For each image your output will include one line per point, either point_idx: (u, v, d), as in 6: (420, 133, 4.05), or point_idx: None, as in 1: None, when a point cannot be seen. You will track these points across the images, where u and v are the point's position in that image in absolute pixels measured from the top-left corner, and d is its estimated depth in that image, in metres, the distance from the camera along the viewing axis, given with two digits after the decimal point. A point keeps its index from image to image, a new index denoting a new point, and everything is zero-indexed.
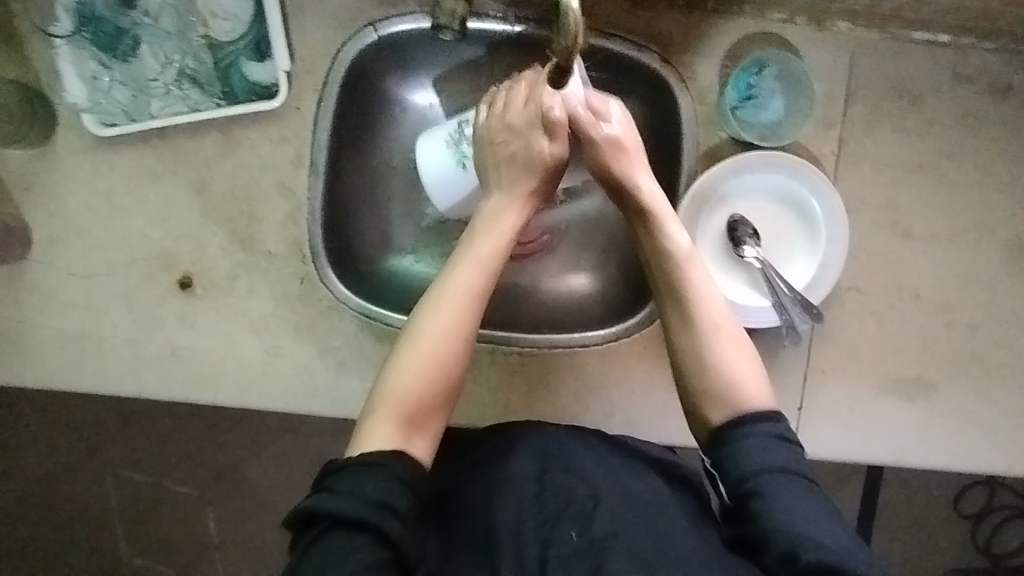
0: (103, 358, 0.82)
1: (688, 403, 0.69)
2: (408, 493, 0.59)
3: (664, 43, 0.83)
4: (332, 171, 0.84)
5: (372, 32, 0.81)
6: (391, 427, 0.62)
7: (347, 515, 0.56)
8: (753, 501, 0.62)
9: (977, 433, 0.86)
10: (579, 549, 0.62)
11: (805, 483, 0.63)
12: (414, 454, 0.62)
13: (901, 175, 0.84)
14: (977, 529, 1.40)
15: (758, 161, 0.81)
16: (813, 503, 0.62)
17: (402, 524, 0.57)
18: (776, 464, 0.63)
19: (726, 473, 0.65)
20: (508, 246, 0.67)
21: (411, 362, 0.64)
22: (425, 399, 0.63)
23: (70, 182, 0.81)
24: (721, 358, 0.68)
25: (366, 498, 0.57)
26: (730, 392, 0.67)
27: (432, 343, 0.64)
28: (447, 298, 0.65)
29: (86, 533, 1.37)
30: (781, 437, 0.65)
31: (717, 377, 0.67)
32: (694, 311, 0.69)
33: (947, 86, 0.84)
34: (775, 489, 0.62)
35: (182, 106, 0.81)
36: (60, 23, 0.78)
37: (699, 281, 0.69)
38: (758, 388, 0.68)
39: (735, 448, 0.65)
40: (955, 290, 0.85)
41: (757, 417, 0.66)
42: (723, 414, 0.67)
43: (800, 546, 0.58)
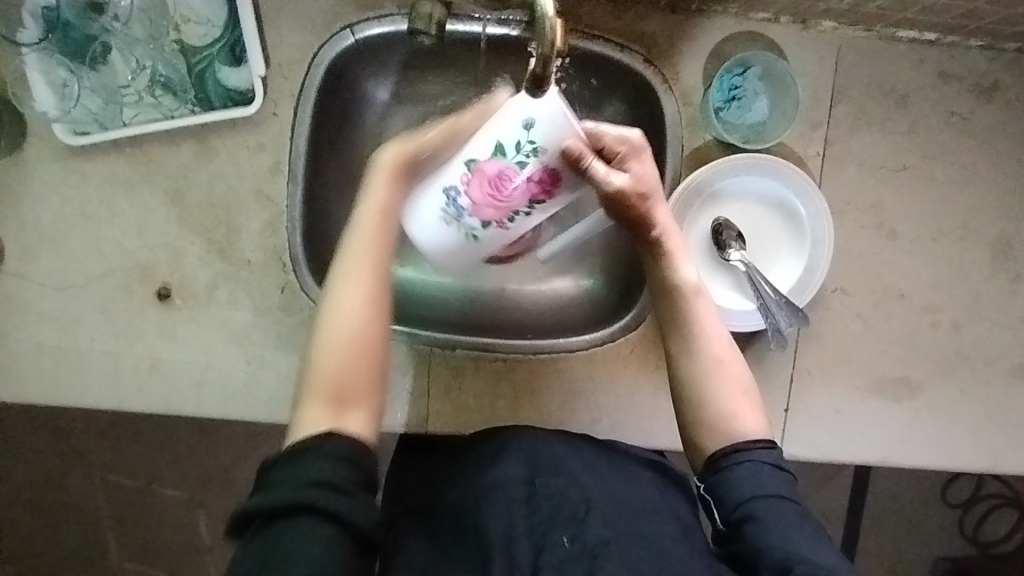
0: (81, 371, 0.80)
1: (685, 432, 0.69)
2: (350, 464, 0.54)
3: (646, 44, 0.82)
4: (312, 177, 0.82)
5: (349, 35, 0.79)
6: (321, 410, 0.57)
7: (286, 504, 0.51)
8: (746, 526, 0.60)
9: (962, 432, 0.86)
10: (572, 555, 0.59)
11: (799, 510, 0.62)
12: (346, 430, 0.56)
13: (886, 175, 0.84)
14: (965, 519, 1.41)
15: (744, 162, 0.80)
16: (807, 529, 0.60)
17: (353, 501, 0.52)
18: (770, 489, 0.62)
19: (720, 499, 0.64)
20: (387, 214, 0.64)
21: (331, 341, 0.59)
22: (352, 374, 0.58)
23: (43, 193, 0.80)
24: (719, 387, 0.67)
25: (303, 482, 0.52)
26: (728, 422, 0.66)
27: (348, 316, 0.60)
28: (350, 272, 0.61)
29: (74, 540, 1.36)
30: (777, 466, 0.64)
31: (714, 409, 0.66)
32: (697, 340, 0.68)
33: (932, 85, 0.83)
34: (769, 514, 0.60)
35: (155, 113, 0.79)
36: (27, 30, 0.76)
37: (704, 309, 0.69)
38: (756, 420, 0.67)
39: (730, 474, 0.64)
40: (941, 290, 0.85)
41: (753, 445, 0.64)
42: (720, 441, 0.66)
43: (794, 563, 0.56)
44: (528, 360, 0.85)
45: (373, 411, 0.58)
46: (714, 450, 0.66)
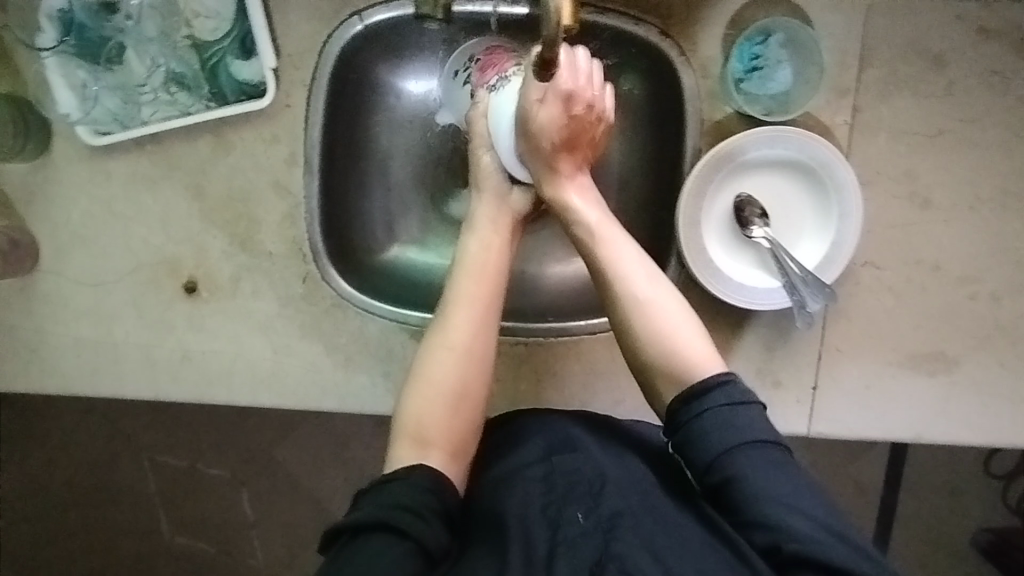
0: (118, 363, 0.83)
1: (643, 382, 0.69)
2: (433, 498, 0.60)
3: (662, 14, 0.78)
4: (329, 166, 0.83)
5: (358, 22, 0.79)
6: (409, 448, 0.64)
7: (373, 520, 0.57)
8: (727, 490, 0.60)
9: (1002, 406, 0.83)
10: (586, 530, 0.59)
11: (773, 451, 0.61)
12: (430, 463, 0.63)
13: (920, 142, 0.80)
14: (1009, 489, 1.37)
15: (767, 136, 0.77)
16: (788, 482, 0.59)
17: (429, 525, 0.58)
18: (737, 440, 0.60)
19: (691, 461, 0.62)
20: (494, 268, 0.72)
21: (428, 391, 0.67)
22: (440, 425, 0.65)
23: (71, 193, 0.82)
24: (656, 328, 0.67)
25: (390, 503, 0.59)
26: (671, 360, 0.66)
27: (446, 366, 0.67)
28: (455, 318, 0.69)
29: (127, 517, 1.43)
30: (737, 405, 0.62)
31: (656, 351, 0.67)
32: (618, 287, 0.69)
33: (970, 43, 0.78)
34: (746, 475, 0.59)
35: (172, 110, 0.80)
36: (46, 34, 0.77)
37: (613, 253, 0.70)
38: (705, 353, 0.66)
39: (691, 433, 0.62)
40: (979, 260, 0.81)
41: (707, 387, 0.63)
42: (674, 384, 0.66)
43: (782, 539, 0.56)
44: (551, 344, 0.85)
45: (454, 451, 0.65)
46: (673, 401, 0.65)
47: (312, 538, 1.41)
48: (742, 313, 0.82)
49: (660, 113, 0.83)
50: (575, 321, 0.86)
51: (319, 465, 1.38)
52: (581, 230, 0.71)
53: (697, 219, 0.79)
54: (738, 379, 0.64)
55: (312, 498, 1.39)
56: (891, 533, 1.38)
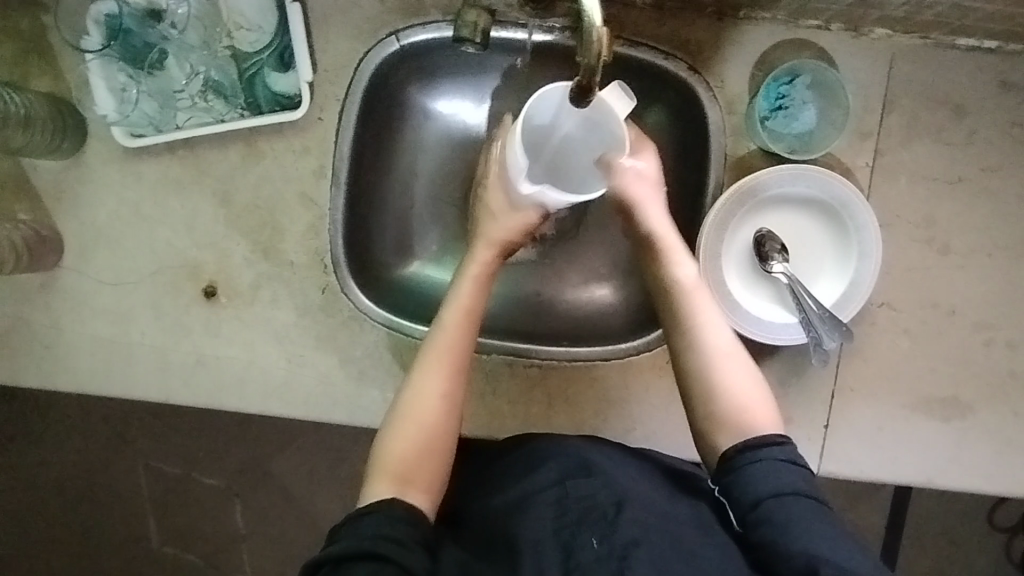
0: (131, 364, 0.83)
1: (699, 427, 0.69)
2: (412, 528, 0.60)
3: (691, 51, 0.80)
4: (355, 181, 0.84)
5: (394, 42, 0.81)
6: (386, 483, 0.64)
7: (355, 551, 0.57)
8: (764, 526, 0.60)
9: (1013, 455, 0.82)
10: (601, 556, 0.58)
11: (818, 506, 0.61)
12: (408, 500, 0.63)
13: (939, 188, 0.81)
14: (1012, 543, 1.35)
15: (791, 173, 0.79)
16: (828, 527, 0.59)
17: (411, 552, 0.58)
18: (784, 485, 0.62)
19: (736, 500, 0.64)
20: (472, 321, 0.70)
21: (405, 428, 0.66)
22: (416, 464, 0.65)
23: (100, 192, 0.83)
24: (724, 383, 0.67)
25: (370, 534, 0.58)
26: (738, 417, 0.66)
27: (425, 410, 0.67)
28: (429, 369, 0.68)
29: (119, 522, 1.41)
30: (790, 461, 0.64)
31: (722, 405, 0.67)
32: (693, 333, 0.69)
33: (990, 95, 0.80)
34: (790, 513, 0.60)
35: (207, 117, 0.82)
36: (91, 37, 0.79)
37: (701, 306, 0.70)
38: (765, 413, 0.67)
39: (740, 474, 0.64)
40: (995, 308, 0.82)
41: (764, 442, 0.64)
42: (734, 434, 0.66)
43: (820, 563, 0.55)
44: (564, 368, 0.85)
45: (432, 487, 0.65)
46: (726, 451, 0.66)
47: (305, 554, 1.39)
48: (758, 347, 0.83)
49: (683, 147, 0.85)
50: (590, 345, 0.86)
51: (316, 480, 1.37)
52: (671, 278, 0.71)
53: (717, 252, 0.80)
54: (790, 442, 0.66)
55: (307, 514, 1.38)
56: None
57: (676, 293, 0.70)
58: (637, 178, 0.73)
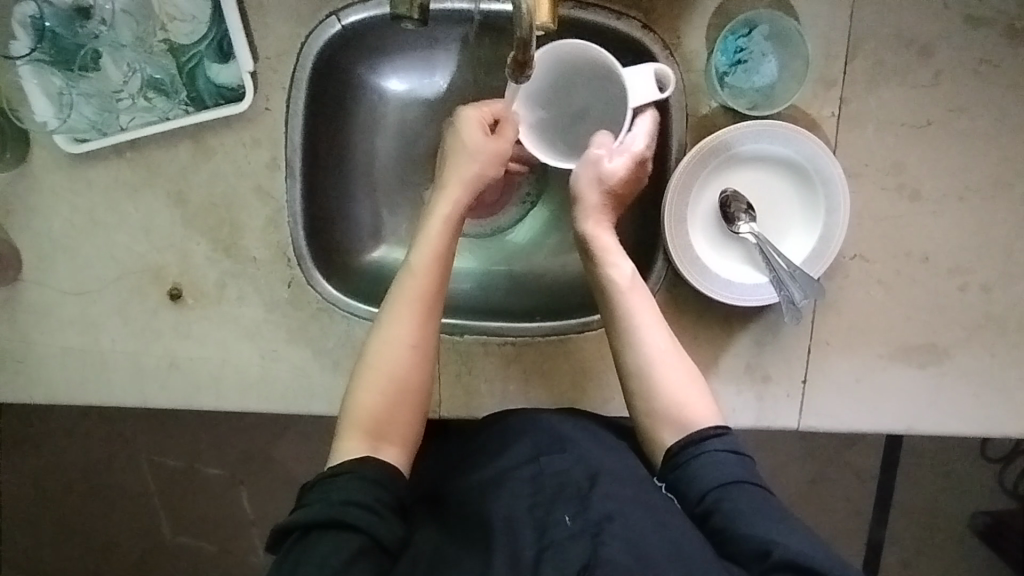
0: (105, 371, 0.83)
1: (642, 426, 0.70)
2: (383, 490, 0.62)
3: (645, 8, 0.77)
4: (310, 170, 0.82)
5: (335, 22, 0.78)
6: (358, 439, 0.66)
7: (324, 519, 0.59)
8: (716, 515, 0.62)
9: (992, 396, 0.82)
10: (574, 532, 0.58)
11: (762, 491, 0.64)
12: (382, 458, 0.65)
13: (908, 133, 0.79)
14: (1005, 472, 1.37)
15: (754, 130, 0.76)
16: (776, 509, 0.62)
17: (381, 518, 0.61)
18: (727, 475, 0.64)
19: (684, 496, 0.65)
20: (436, 271, 0.71)
21: (375, 375, 0.68)
22: (384, 410, 0.67)
23: (51, 202, 0.81)
24: (666, 382, 0.69)
25: (339, 500, 0.60)
26: (679, 414, 0.68)
27: (391, 351, 0.68)
28: (394, 311, 0.69)
29: (126, 518, 1.43)
30: (733, 451, 0.66)
31: (664, 403, 0.69)
32: (632, 336, 0.71)
33: (958, 30, 0.77)
34: (737, 502, 0.62)
35: (150, 116, 0.79)
36: (19, 42, 0.76)
37: (640, 307, 0.72)
38: (708, 409, 0.69)
39: (686, 470, 0.65)
40: (970, 251, 0.81)
41: (704, 435, 0.66)
42: (676, 429, 0.68)
43: (772, 545, 0.57)
44: (539, 343, 0.84)
45: (401, 440, 0.67)
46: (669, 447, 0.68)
47: None
48: (731, 309, 0.82)
49: None
50: (564, 319, 0.86)
51: (315, 463, 1.38)
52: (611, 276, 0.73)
53: (683, 217, 0.79)
54: (733, 433, 0.68)
55: None
56: (888, 519, 1.38)
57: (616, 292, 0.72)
58: (614, 176, 0.74)
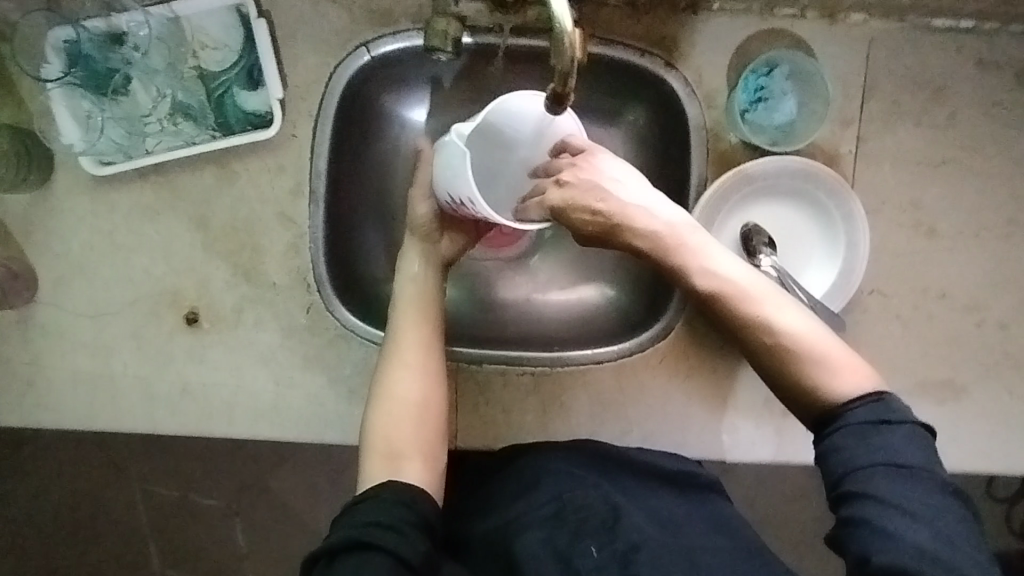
0: (115, 396, 0.81)
1: (790, 403, 0.65)
2: (407, 509, 0.60)
3: (667, 46, 0.79)
4: (333, 196, 0.83)
5: (365, 53, 0.79)
6: (379, 464, 0.65)
7: (342, 542, 0.57)
8: (847, 500, 0.57)
9: (1012, 433, 0.82)
10: (602, 564, 0.61)
11: (908, 473, 0.56)
12: (402, 478, 0.63)
13: (923, 171, 0.81)
14: (1013, 513, 1.36)
15: (775, 166, 0.78)
16: (912, 501, 0.55)
17: (406, 537, 0.58)
18: (871, 454, 0.57)
19: (824, 470, 0.60)
20: (436, 307, 0.74)
21: (392, 410, 0.67)
22: (408, 439, 0.66)
23: (72, 222, 0.81)
24: (805, 343, 0.63)
25: (361, 522, 0.59)
26: (826, 382, 0.62)
27: (407, 391, 0.68)
28: (406, 343, 0.71)
29: (117, 549, 1.39)
30: (882, 422, 0.58)
31: (809, 375, 0.62)
32: (753, 317, 0.65)
33: (970, 74, 0.79)
34: (876, 484, 0.56)
35: (177, 140, 0.80)
36: (51, 65, 0.77)
37: (746, 292, 0.66)
38: (856, 371, 0.62)
39: (830, 443, 0.60)
40: (985, 288, 0.82)
41: (851, 405, 0.60)
42: (823, 401, 0.62)
43: (873, 550, 0.54)
44: (558, 373, 0.84)
45: (424, 459, 0.66)
46: (817, 412, 0.62)
47: None
48: None
49: (664, 145, 0.84)
50: (581, 350, 0.85)
51: (315, 495, 1.35)
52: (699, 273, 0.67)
53: None
54: (891, 398, 0.60)
55: (310, 528, 1.36)
56: None
57: (710, 299, 0.67)
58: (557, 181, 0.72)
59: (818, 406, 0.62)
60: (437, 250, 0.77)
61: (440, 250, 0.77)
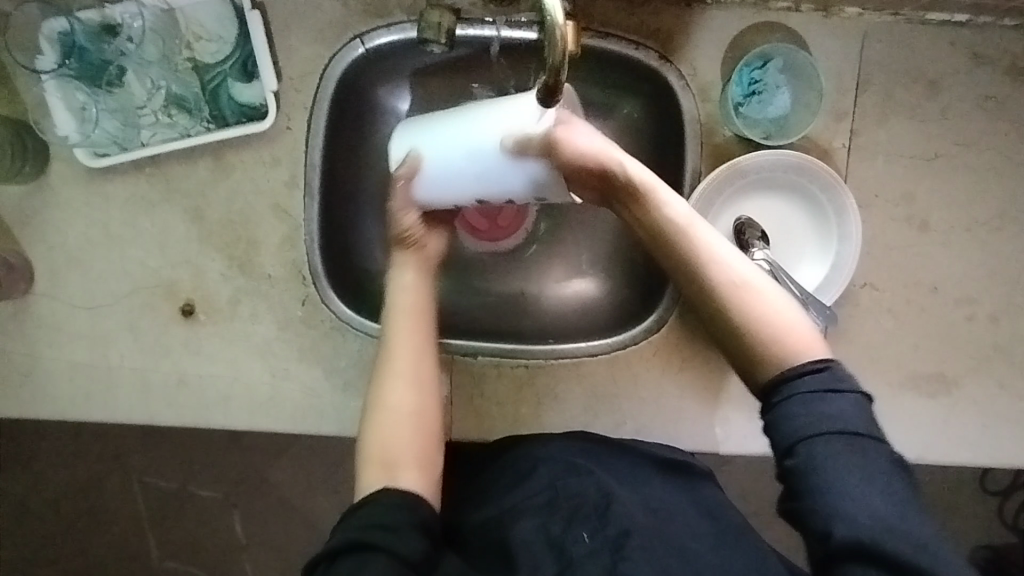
0: (111, 387, 0.82)
1: (741, 367, 0.63)
2: (407, 512, 0.61)
3: (662, 39, 0.79)
4: (328, 189, 0.83)
5: (359, 45, 0.79)
6: (376, 475, 0.64)
7: (342, 544, 0.58)
8: (799, 469, 0.56)
9: (1002, 426, 0.82)
10: (594, 551, 0.61)
11: (856, 442, 0.55)
12: (400, 485, 0.63)
13: (916, 165, 0.81)
14: (1006, 507, 1.37)
15: (769, 160, 0.79)
16: (864, 472, 0.54)
17: (402, 537, 0.59)
18: (819, 423, 0.56)
19: (773, 439, 0.59)
20: (428, 304, 0.74)
21: (387, 419, 0.67)
22: (404, 447, 0.66)
23: (68, 214, 0.81)
24: (759, 310, 0.61)
25: (358, 526, 0.59)
26: (778, 346, 0.60)
27: (401, 399, 0.68)
28: (398, 346, 0.71)
29: (116, 540, 1.40)
30: (831, 391, 0.57)
31: (756, 337, 0.61)
32: (704, 273, 0.63)
33: (964, 68, 0.80)
34: (824, 456, 0.55)
35: (172, 132, 0.80)
36: (45, 56, 0.77)
37: (702, 246, 0.64)
38: (809, 338, 0.61)
39: (779, 411, 0.58)
40: (977, 281, 0.82)
41: (799, 372, 0.58)
42: (772, 367, 0.60)
43: (835, 525, 0.53)
44: (552, 366, 0.84)
45: (422, 466, 0.65)
46: (768, 380, 0.60)
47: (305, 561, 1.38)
48: None
49: (658, 138, 0.84)
50: (575, 342, 0.85)
51: (312, 486, 1.36)
52: (655, 223, 0.65)
53: None
54: (837, 366, 0.59)
55: (307, 519, 1.37)
56: None
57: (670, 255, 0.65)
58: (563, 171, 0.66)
59: (767, 372, 0.61)
60: (427, 253, 0.76)
61: (433, 248, 0.77)
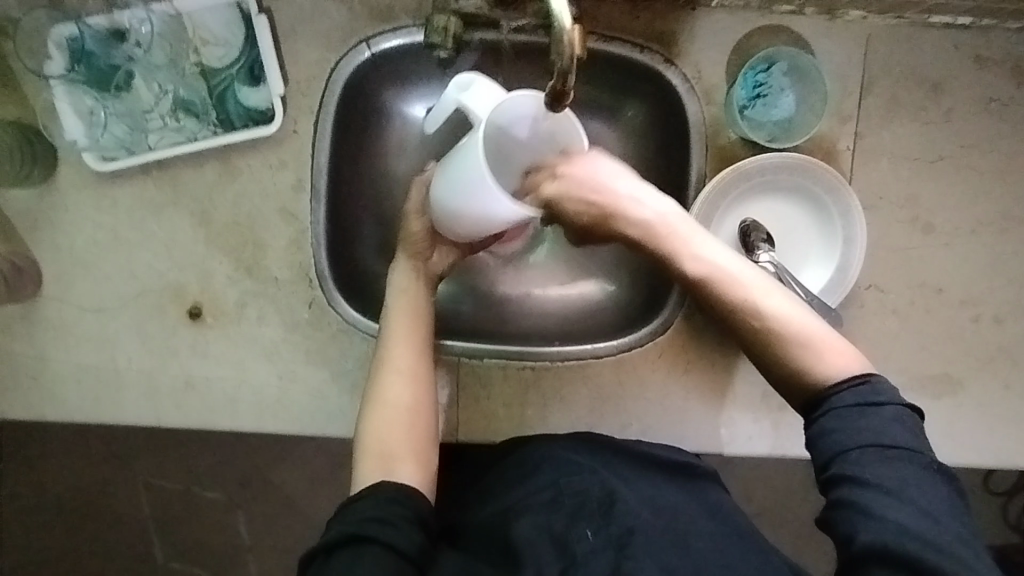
0: (119, 390, 0.82)
1: (780, 388, 0.63)
2: (403, 508, 0.60)
3: (666, 42, 0.80)
4: (334, 192, 0.84)
5: (365, 49, 0.80)
6: (373, 468, 0.64)
7: (339, 538, 0.58)
8: (836, 483, 0.56)
9: (1006, 427, 0.83)
10: (598, 548, 0.62)
11: (894, 453, 0.55)
12: (397, 479, 0.63)
13: (920, 167, 0.81)
14: (1009, 506, 1.37)
15: (774, 163, 0.79)
16: (900, 483, 0.54)
17: (400, 530, 0.58)
18: (858, 437, 0.56)
19: (812, 454, 0.59)
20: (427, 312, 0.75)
21: (385, 415, 0.67)
22: (399, 440, 0.66)
23: (75, 218, 0.81)
24: (794, 331, 0.62)
25: (355, 518, 0.59)
26: (816, 365, 0.60)
27: (398, 394, 0.69)
28: (395, 349, 0.71)
29: (121, 541, 1.40)
30: (868, 404, 0.57)
31: (795, 358, 0.61)
32: (737, 301, 0.64)
33: (967, 70, 0.80)
34: (860, 468, 0.55)
35: (179, 136, 0.80)
36: (53, 62, 0.77)
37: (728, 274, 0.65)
38: (846, 354, 0.61)
39: (819, 427, 0.59)
40: (981, 283, 0.82)
41: (838, 389, 0.59)
42: (811, 387, 0.60)
43: (859, 530, 0.53)
44: (558, 367, 0.84)
45: (418, 460, 0.66)
46: (806, 398, 0.61)
47: None
48: None
49: (663, 141, 0.85)
50: (581, 344, 0.86)
51: (316, 487, 1.37)
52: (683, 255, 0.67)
53: None
54: (878, 379, 0.59)
55: (311, 520, 1.38)
56: None
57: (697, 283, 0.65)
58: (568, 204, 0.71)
59: (807, 392, 0.61)
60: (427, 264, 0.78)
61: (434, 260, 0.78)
